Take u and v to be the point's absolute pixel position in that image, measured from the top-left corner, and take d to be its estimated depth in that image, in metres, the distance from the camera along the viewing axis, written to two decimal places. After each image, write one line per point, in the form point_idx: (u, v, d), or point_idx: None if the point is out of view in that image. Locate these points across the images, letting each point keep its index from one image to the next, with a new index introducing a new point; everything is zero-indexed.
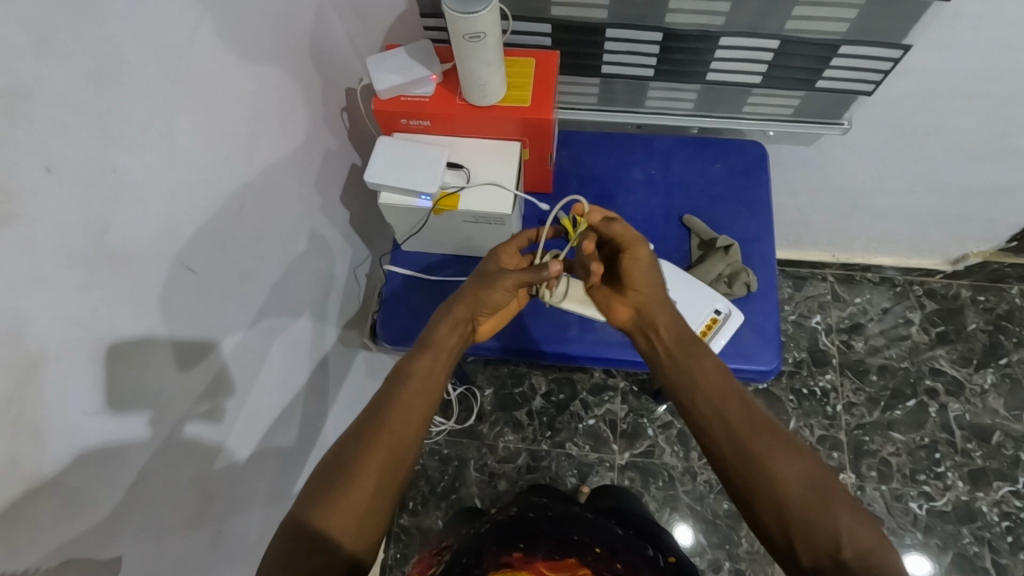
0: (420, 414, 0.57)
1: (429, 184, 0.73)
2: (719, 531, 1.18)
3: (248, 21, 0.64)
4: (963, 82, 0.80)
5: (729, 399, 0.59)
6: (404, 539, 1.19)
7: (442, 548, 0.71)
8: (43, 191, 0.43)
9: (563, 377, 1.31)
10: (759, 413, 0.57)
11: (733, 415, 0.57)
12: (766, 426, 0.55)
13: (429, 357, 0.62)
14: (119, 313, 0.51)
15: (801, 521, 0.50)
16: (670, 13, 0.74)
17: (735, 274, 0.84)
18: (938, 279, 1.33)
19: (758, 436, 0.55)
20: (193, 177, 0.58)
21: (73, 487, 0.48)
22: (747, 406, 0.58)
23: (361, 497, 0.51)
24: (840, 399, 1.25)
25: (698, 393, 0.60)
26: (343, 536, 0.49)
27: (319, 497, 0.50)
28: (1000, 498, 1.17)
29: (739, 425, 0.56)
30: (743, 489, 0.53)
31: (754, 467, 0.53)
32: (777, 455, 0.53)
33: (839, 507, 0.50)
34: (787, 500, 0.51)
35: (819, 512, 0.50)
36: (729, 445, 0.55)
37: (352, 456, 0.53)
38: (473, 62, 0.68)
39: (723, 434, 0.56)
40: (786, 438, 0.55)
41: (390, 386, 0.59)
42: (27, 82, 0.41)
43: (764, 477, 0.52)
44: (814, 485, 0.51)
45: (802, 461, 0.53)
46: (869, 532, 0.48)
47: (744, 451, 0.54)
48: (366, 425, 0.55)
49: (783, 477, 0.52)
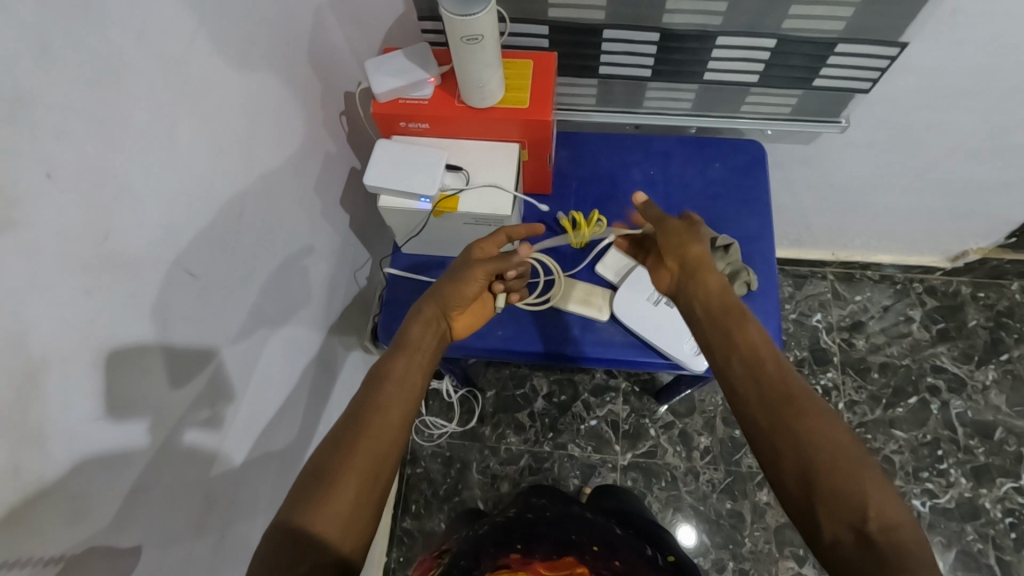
0: (398, 420, 0.57)
1: (429, 187, 0.73)
2: (722, 531, 1.18)
3: (247, 25, 0.65)
4: (960, 79, 0.80)
5: (767, 363, 0.57)
6: (407, 542, 1.19)
7: (442, 552, 0.70)
8: (45, 197, 0.43)
9: (564, 378, 1.31)
10: (794, 378, 0.55)
11: (766, 378, 0.56)
12: (799, 393, 0.54)
13: (404, 359, 0.62)
14: (120, 317, 0.51)
15: (826, 488, 0.48)
16: (667, 14, 0.74)
17: (735, 274, 0.83)
18: (938, 276, 1.33)
19: (791, 401, 0.53)
20: (193, 180, 0.58)
21: (78, 490, 0.48)
22: (782, 371, 0.56)
23: (344, 503, 0.50)
24: (842, 397, 1.25)
25: (733, 353, 0.59)
26: (330, 541, 0.49)
27: (299, 505, 0.50)
28: (1004, 494, 1.17)
29: (772, 389, 0.55)
30: (771, 447, 0.52)
31: (784, 429, 0.52)
32: (809, 422, 0.52)
33: (869, 479, 0.48)
34: (816, 467, 0.49)
35: (845, 482, 0.48)
36: (761, 406, 0.54)
37: (331, 462, 0.52)
38: (471, 65, 0.68)
39: (754, 396, 0.55)
40: (821, 406, 0.53)
41: (366, 393, 0.58)
42: (28, 88, 0.41)
43: (793, 441, 0.51)
44: (843, 455, 0.49)
45: (834, 431, 0.51)
46: (898, 509, 0.46)
47: (775, 416, 0.53)
48: (345, 431, 0.54)
49: (811, 443, 0.50)
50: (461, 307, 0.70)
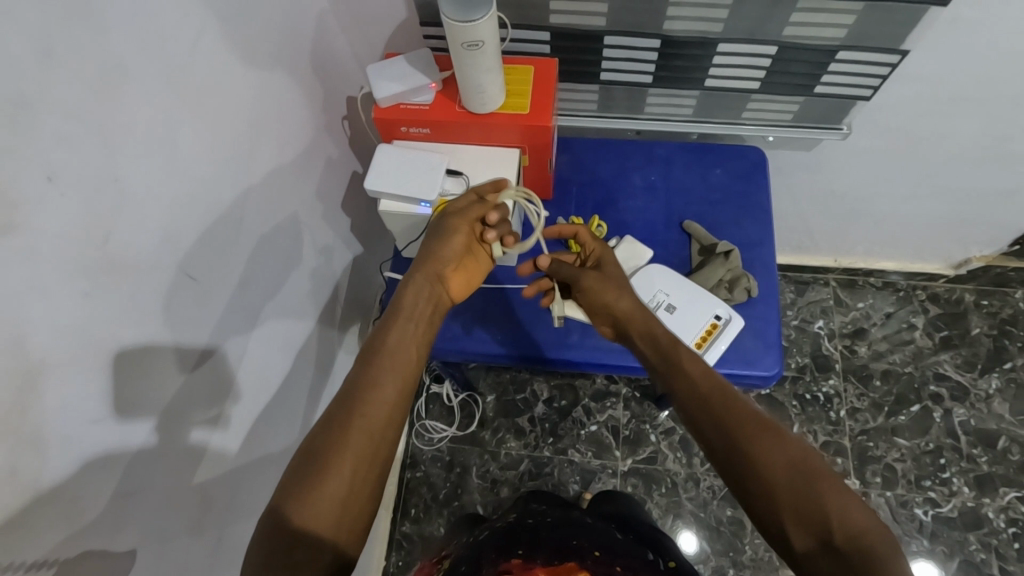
0: (393, 400, 0.55)
1: (429, 193, 0.73)
2: (722, 538, 1.17)
3: (249, 29, 0.65)
4: (962, 87, 0.80)
5: (711, 391, 0.57)
6: (406, 546, 1.19)
7: (441, 558, 0.71)
8: (44, 200, 0.43)
9: (565, 383, 1.31)
10: (745, 405, 0.55)
11: (716, 403, 0.56)
12: (747, 414, 0.54)
13: (399, 330, 0.61)
14: (120, 322, 0.51)
15: (789, 505, 0.49)
16: (668, 20, 0.75)
17: (736, 280, 0.84)
18: (942, 283, 1.33)
19: (740, 424, 0.53)
20: (194, 184, 0.59)
21: (73, 494, 0.48)
22: (734, 397, 0.56)
23: (339, 488, 0.50)
24: (844, 404, 1.25)
25: (682, 385, 0.59)
26: (323, 528, 0.49)
27: (290, 494, 0.49)
28: (1007, 504, 1.16)
29: (719, 413, 0.55)
30: (732, 473, 0.53)
31: (739, 455, 0.52)
32: (760, 444, 0.52)
33: (826, 489, 0.49)
34: (774, 489, 0.49)
35: (805, 497, 0.48)
36: (715, 436, 0.54)
37: (323, 446, 0.51)
38: (471, 70, 0.68)
39: (705, 425, 0.55)
40: (770, 423, 0.53)
41: (361, 370, 0.57)
42: (29, 93, 0.42)
43: (750, 467, 0.51)
44: (798, 470, 0.50)
45: (785, 445, 0.51)
46: (861, 514, 0.47)
47: (731, 442, 0.53)
48: (338, 414, 0.53)
49: (766, 461, 0.51)
50: (455, 263, 0.67)
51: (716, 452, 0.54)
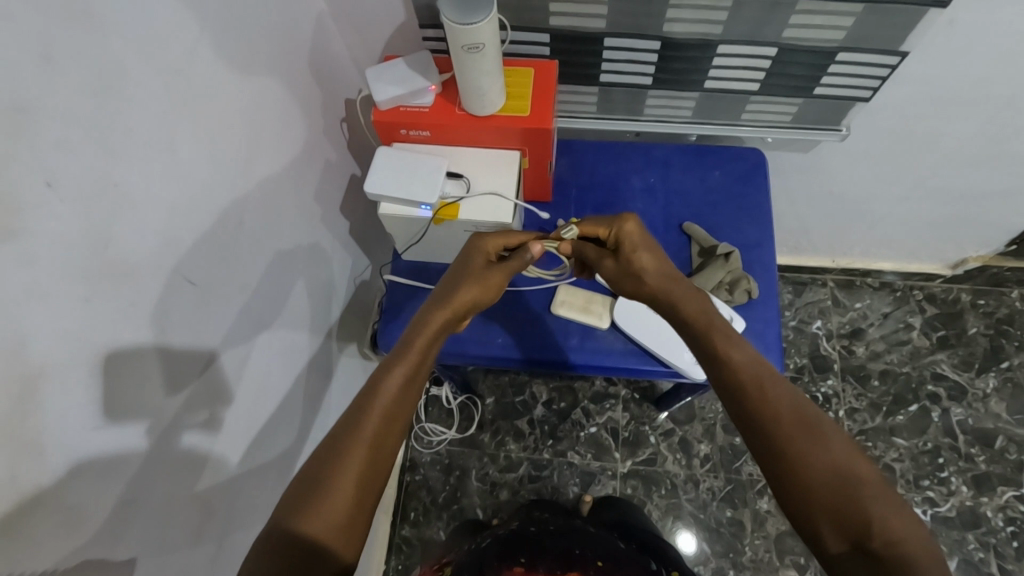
0: (402, 415, 0.55)
1: (429, 196, 0.73)
2: (723, 539, 1.17)
3: (247, 32, 0.65)
4: (960, 89, 0.80)
5: (759, 387, 0.55)
6: (406, 550, 1.19)
7: (442, 565, 0.71)
8: (44, 207, 0.43)
9: (564, 386, 1.30)
10: (789, 395, 0.54)
11: (767, 397, 0.54)
12: (797, 415, 0.53)
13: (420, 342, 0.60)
14: (118, 329, 0.50)
15: (830, 510, 0.48)
16: (667, 23, 0.74)
17: (735, 282, 0.84)
18: (938, 283, 1.33)
19: (784, 423, 0.53)
20: (194, 189, 0.58)
21: (71, 502, 0.48)
22: (778, 385, 0.55)
23: (343, 500, 0.50)
24: (842, 405, 1.25)
25: (732, 377, 0.57)
26: (325, 540, 0.48)
27: (291, 509, 0.49)
28: (1005, 503, 1.16)
29: (770, 408, 0.54)
30: (773, 469, 0.52)
31: (787, 456, 0.51)
32: (807, 446, 0.51)
33: (869, 498, 0.48)
34: (813, 491, 0.49)
35: (847, 503, 0.48)
36: (764, 430, 0.53)
37: (325, 461, 0.51)
38: (472, 73, 0.68)
39: (751, 419, 0.54)
40: (817, 426, 0.52)
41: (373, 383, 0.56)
42: (27, 99, 0.41)
43: (797, 466, 0.50)
44: (841, 476, 0.49)
45: (831, 450, 0.51)
46: (901, 521, 0.47)
47: (774, 441, 0.52)
48: (344, 428, 0.53)
49: (814, 463, 0.50)
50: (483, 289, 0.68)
51: (758, 449, 0.54)
